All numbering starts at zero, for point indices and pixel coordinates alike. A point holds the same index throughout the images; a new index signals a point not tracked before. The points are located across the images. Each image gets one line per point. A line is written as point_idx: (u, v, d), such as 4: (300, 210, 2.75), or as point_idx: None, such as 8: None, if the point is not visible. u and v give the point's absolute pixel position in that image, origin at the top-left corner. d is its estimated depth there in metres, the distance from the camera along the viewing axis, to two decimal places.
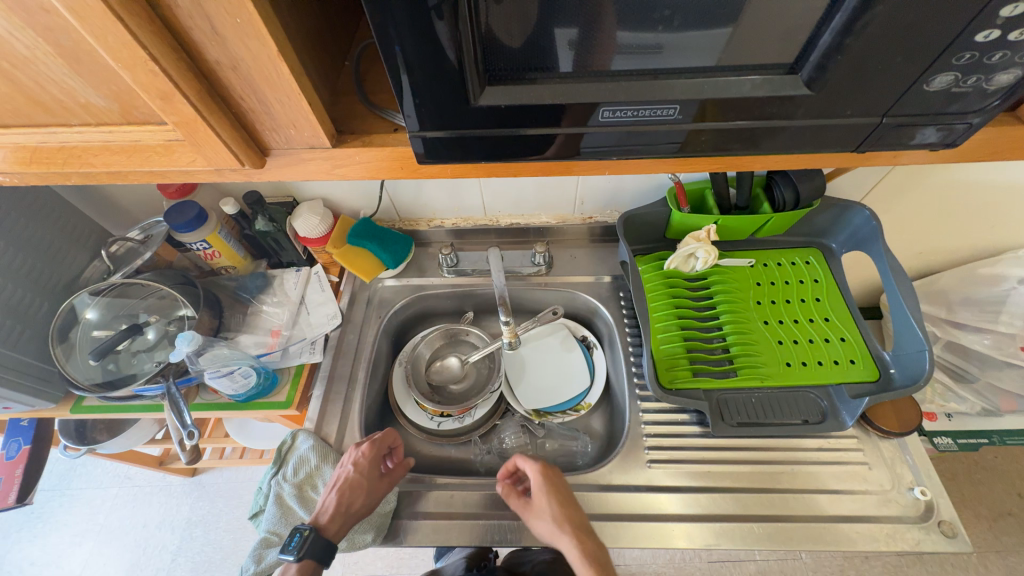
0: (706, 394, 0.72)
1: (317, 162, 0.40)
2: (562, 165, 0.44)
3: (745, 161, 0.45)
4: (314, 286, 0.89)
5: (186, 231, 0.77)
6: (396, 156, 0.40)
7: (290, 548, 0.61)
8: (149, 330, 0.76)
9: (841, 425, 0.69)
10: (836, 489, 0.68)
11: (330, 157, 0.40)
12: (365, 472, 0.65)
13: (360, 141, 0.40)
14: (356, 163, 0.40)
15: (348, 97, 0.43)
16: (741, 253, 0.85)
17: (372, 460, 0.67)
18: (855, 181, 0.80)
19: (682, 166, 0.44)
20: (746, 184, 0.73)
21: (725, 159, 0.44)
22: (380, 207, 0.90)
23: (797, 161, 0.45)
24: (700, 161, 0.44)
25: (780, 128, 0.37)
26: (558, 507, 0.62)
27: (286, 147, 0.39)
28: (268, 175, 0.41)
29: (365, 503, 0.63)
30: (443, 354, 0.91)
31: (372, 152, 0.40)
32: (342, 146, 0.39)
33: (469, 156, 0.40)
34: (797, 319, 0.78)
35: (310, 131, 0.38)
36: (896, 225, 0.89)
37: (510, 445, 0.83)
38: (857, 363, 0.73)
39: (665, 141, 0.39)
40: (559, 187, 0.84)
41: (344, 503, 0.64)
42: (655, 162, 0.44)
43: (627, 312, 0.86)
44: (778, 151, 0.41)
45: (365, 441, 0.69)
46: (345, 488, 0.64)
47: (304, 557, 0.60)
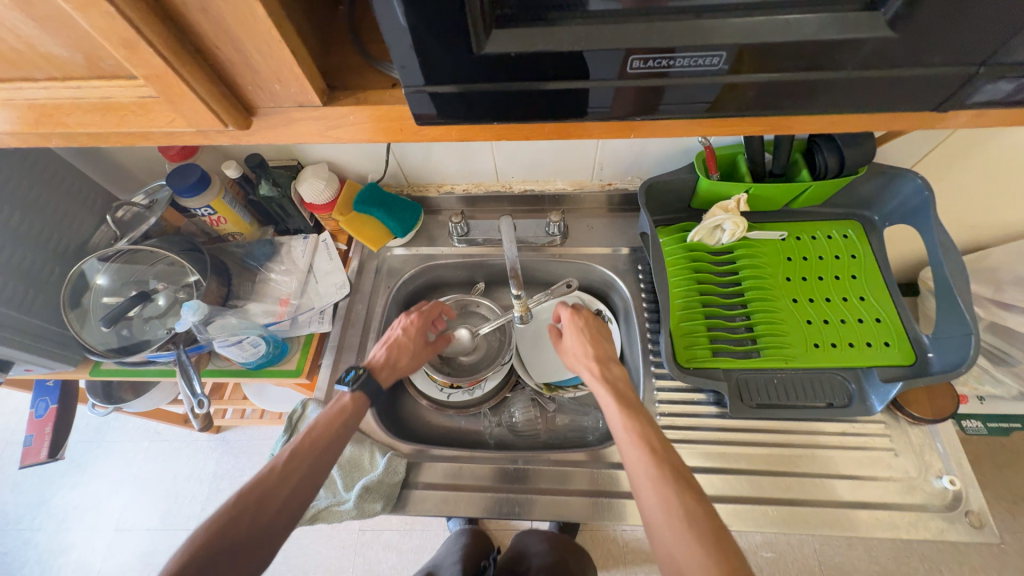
0: (726, 374, 0.68)
1: (309, 123, 0.36)
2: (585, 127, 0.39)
3: (795, 122, 0.39)
4: (322, 254, 0.87)
5: (189, 195, 0.74)
6: (397, 116, 0.36)
7: (347, 378, 0.69)
8: (159, 297, 0.76)
9: (868, 410, 0.66)
10: (857, 475, 0.65)
11: (324, 118, 0.36)
12: (412, 337, 0.76)
13: (354, 98, 0.35)
14: (352, 125, 0.36)
15: (343, 48, 0.39)
16: (774, 225, 0.78)
17: (419, 328, 0.77)
18: (910, 145, 0.72)
19: (722, 128, 0.39)
20: (784, 149, 0.66)
21: (771, 120, 0.39)
22: (389, 171, 0.85)
23: (858, 123, 0.38)
24: (741, 123, 0.39)
25: (843, 78, 0.32)
26: (589, 347, 0.70)
27: (275, 106, 0.36)
28: (258, 137, 0.37)
29: (408, 362, 0.74)
30: (453, 326, 0.89)
31: (366, 111, 0.35)
32: (333, 105, 0.35)
33: (478, 116, 0.35)
34: (830, 298, 0.72)
35: (299, 88, 0.34)
36: (949, 195, 0.81)
37: (519, 421, 0.81)
38: (891, 345, 0.68)
39: (705, 97, 0.34)
40: (578, 151, 0.78)
41: (391, 358, 0.73)
42: (687, 123, 0.39)
43: (645, 287, 0.82)
44: (837, 110, 0.35)
45: (414, 312, 0.78)
46: (395, 345, 0.74)
47: (357, 388, 0.67)
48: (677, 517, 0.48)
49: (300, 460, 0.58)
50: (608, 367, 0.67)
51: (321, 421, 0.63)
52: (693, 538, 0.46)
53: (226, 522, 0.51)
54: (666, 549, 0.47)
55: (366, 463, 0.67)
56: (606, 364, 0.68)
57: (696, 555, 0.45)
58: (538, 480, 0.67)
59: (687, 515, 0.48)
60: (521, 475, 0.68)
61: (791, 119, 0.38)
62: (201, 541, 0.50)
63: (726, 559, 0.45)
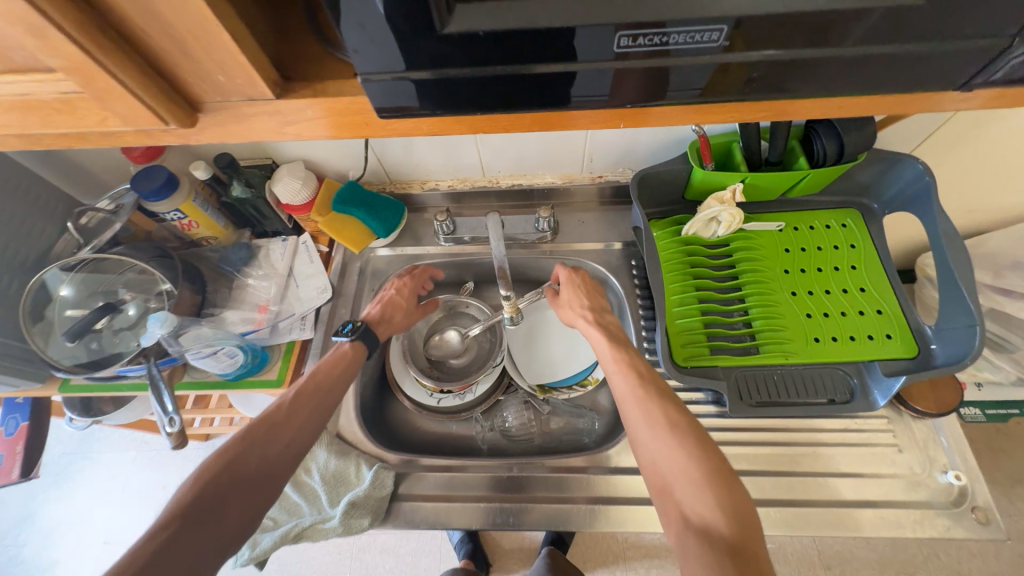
0: (725, 372, 0.66)
1: (261, 119, 0.33)
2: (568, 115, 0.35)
3: (795, 106, 0.36)
4: (302, 257, 0.83)
5: (155, 199, 0.70)
6: (360, 109, 0.32)
7: (343, 330, 0.70)
8: (129, 307, 0.72)
9: (871, 406, 0.64)
10: (861, 473, 0.63)
11: (278, 112, 0.32)
12: (405, 297, 0.78)
13: (311, 89, 0.32)
14: (310, 120, 0.33)
15: (299, 33, 0.35)
16: (771, 215, 0.76)
17: (411, 290, 0.79)
18: (909, 129, 0.69)
19: (716, 115, 0.36)
20: (781, 136, 0.64)
21: (770, 105, 0.36)
22: (369, 167, 0.81)
23: (862, 106, 0.36)
24: (738, 109, 0.35)
25: (848, 55, 0.29)
26: (590, 301, 0.72)
27: (222, 99, 0.32)
28: (205, 135, 0.34)
29: (402, 321, 0.77)
30: (442, 328, 0.86)
31: (325, 103, 0.32)
32: (287, 97, 0.31)
33: (449, 107, 0.32)
34: (830, 290, 0.70)
35: (247, 79, 0.30)
36: (949, 180, 0.79)
37: (513, 425, 0.78)
38: (893, 338, 0.66)
39: (698, 78, 0.31)
40: (566, 142, 0.74)
41: (386, 315, 0.76)
42: (682, 110, 0.35)
43: (639, 283, 0.79)
44: (840, 91, 0.32)
45: (406, 275, 0.80)
46: (388, 305, 0.77)
47: (358, 338, 0.69)
48: (668, 433, 0.54)
49: (308, 399, 0.61)
50: (605, 317, 0.71)
51: (321, 367, 0.65)
52: (686, 448, 0.52)
53: (238, 451, 0.53)
54: (661, 462, 0.53)
55: (352, 476, 0.64)
56: (603, 314, 0.71)
57: (689, 463, 0.51)
58: (533, 488, 0.65)
59: (680, 431, 0.53)
60: (516, 484, 0.65)
61: (791, 102, 0.35)
62: (214, 468, 0.51)
63: (715, 462, 0.51)
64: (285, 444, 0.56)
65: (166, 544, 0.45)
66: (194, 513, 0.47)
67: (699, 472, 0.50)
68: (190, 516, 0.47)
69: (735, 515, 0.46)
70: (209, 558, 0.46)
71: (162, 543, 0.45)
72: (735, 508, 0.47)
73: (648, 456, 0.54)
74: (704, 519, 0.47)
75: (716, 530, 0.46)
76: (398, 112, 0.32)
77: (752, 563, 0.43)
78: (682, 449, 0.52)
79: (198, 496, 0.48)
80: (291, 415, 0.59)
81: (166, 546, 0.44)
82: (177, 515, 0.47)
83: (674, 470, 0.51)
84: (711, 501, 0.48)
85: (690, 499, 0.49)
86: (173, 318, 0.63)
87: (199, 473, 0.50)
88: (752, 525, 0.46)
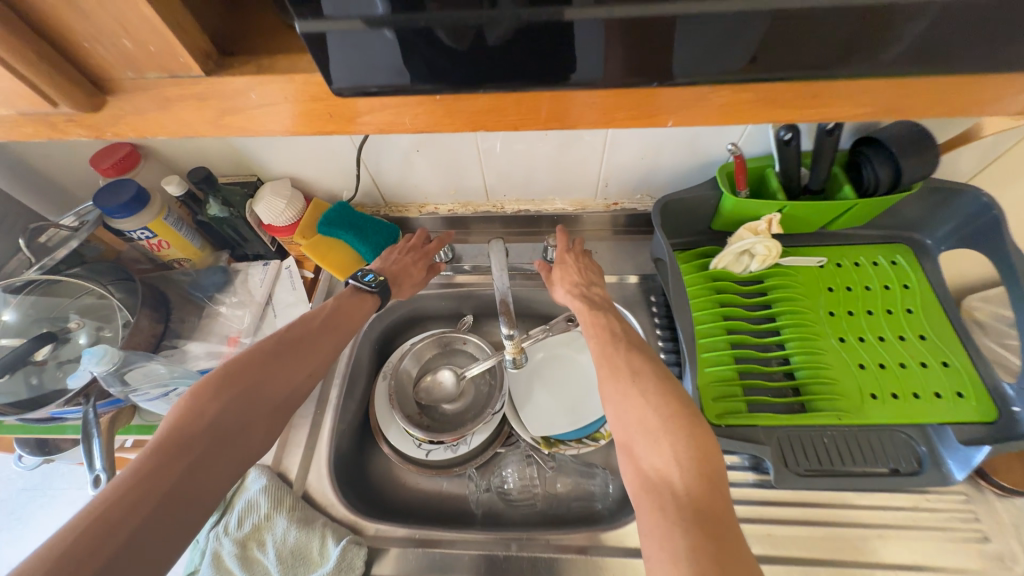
0: (767, 435, 0.55)
1: (187, 103, 0.28)
2: (583, 102, 0.29)
3: (871, 97, 0.28)
4: (284, 283, 0.76)
5: (121, 215, 0.62)
6: (321, 89, 0.28)
7: (365, 281, 0.65)
8: (78, 336, 0.63)
9: (946, 481, 0.53)
10: (940, 566, 0.51)
11: (210, 94, 0.28)
12: (416, 258, 0.70)
13: (251, 65, 0.28)
14: (251, 105, 0.28)
15: (249, 10, 0.31)
16: (809, 250, 0.67)
17: (420, 253, 0.71)
18: (963, 156, 0.61)
19: (740, 117, 0.29)
20: (824, 161, 0.55)
21: (832, 92, 0.28)
22: (361, 187, 0.74)
23: (951, 96, 0.28)
24: (781, 97, 0.29)
25: (894, 9, 0.24)
26: (581, 275, 0.67)
27: (137, 77, 0.28)
28: (120, 125, 0.29)
29: (414, 281, 0.70)
30: (434, 367, 0.76)
31: (264, 81, 0.27)
32: (218, 74, 0.27)
33: (433, 78, 0.27)
34: (884, 337, 0.60)
35: (165, 45, 0.25)
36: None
37: (513, 487, 0.66)
38: (965, 397, 0.56)
39: (741, 45, 0.26)
40: (578, 165, 0.67)
41: (397, 274, 0.68)
42: (712, 102, 0.29)
43: (659, 320, 0.71)
44: (905, 64, 0.26)
45: (412, 238, 0.72)
46: (400, 265, 0.69)
47: (375, 291, 0.64)
48: (630, 381, 0.50)
49: (313, 339, 0.59)
50: (591, 289, 0.66)
51: (333, 306, 0.63)
52: (651, 397, 0.48)
53: (247, 385, 0.51)
54: (623, 417, 0.49)
55: (314, 554, 0.52)
56: (588, 285, 0.66)
57: (652, 411, 0.47)
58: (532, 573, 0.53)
59: (645, 381, 0.50)
60: (513, 566, 0.54)
61: (847, 90, 0.28)
62: (222, 398, 0.49)
63: (681, 407, 0.46)
64: (286, 383, 0.55)
65: (179, 471, 0.42)
66: (202, 442, 0.45)
67: (661, 419, 0.45)
68: (201, 443, 0.45)
69: (696, 461, 0.42)
70: (218, 488, 0.44)
71: (173, 468, 0.42)
72: (695, 455, 0.42)
73: (613, 409, 0.50)
74: (662, 470, 0.42)
75: (674, 479, 0.41)
76: (364, 86, 0.27)
77: (709, 519, 0.37)
78: (646, 397, 0.48)
79: (208, 426, 0.46)
80: (297, 353, 0.57)
81: (180, 473, 0.42)
82: (180, 440, 0.44)
83: (635, 422, 0.47)
84: (672, 448, 0.43)
85: (649, 450, 0.44)
86: (114, 351, 0.52)
87: (205, 401, 0.47)
88: (717, 472, 0.41)
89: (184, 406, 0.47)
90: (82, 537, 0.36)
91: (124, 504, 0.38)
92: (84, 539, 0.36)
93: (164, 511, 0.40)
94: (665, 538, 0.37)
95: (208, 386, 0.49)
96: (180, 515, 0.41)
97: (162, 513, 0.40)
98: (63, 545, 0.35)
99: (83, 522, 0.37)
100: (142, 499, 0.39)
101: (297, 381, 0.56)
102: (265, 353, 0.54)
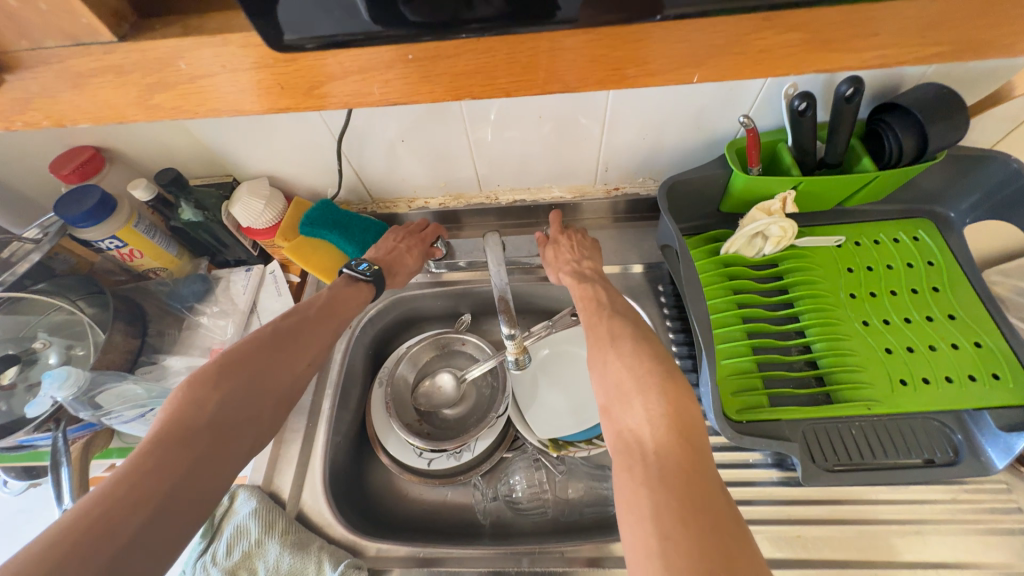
0: (792, 429, 0.52)
1: (103, 79, 0.25)
2: (569, 56, 0.25)
3: (900, 34, 0.24)
4: (268, 289, 0.71)
5: (85, 224, 0.57)
6: (263, 53, 0.24)
7: (359, 269, 0.61)
8: (48, 355, 0.58)
9: (986, 470, 0.49)
10: (985, 563, 0.48)
11: (131, 66, 0.25)
12: (412, 248, 0.67)
13: (179, 25, 0.25)
14: (183, 77, 0.25)
15: None
16: (827, 230, 0.63)
17: (416, 242, 0.68)
18: (992, 121, 0.56)
19: (747, 67, 0.25)
20: (843, 132, 0.51)
21: (849, 23, 0.24)
22: (345, 183, 0.69)
23: (998, 22, 0.24)
24: (794, 28, 0.24)
25: None
26: (572, 252, 0.66)
27: (40, 48, 0.24)
28: (33, 110, 0.25)
29: (409, 270, 0.66)
30: (433, 370, 0.72)
31: (192, 43, 0.24)
32: (138, 38, 0.25)
33: (390, 21, 0.23)
34: (911, 318, 0.56)
35: (61, 2, 0.22)
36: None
37: (522, 496, 0.63)
38: (1002, 379, 0.52)
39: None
40: (577, 150, 0.63)
41: (393, 263, 0.64)
42: (713, 50, 0.25)
43: (668, 310, 0.67)
44: None
45: (408, 229, 0.69)
46: (395, 253, 0.65)
47: (371, 280, 0.61)
48: (609, 346, 0.53)
49: (313, 325, 0.55)
50: (583, 263, 0.65)
51: (335, 293, 0.60)
52: (628, 360, 0.50)
53: (250, 375, 0.48)
54: (602, 383, 0.51)
55: None
56: (580, 260, 0.65)
57: (628, 373, 0.49)
58: None
59: (623, 346, 0.52)
60: None
61: (865, 29, 0.24)
62: (224, 389, 0.46)
63: (654, 366, 0.49)
64: (288, 372, 0.52)
65: (183, 466, 0.40)
66: (204, 436, 0.43)
67: (635, 380, 0.48)
68: (202, 439, 0.42)
69: (669, 415, 0.44)
70: (221, 484, 0.43)
71: (176, 462, 0.40)
72: (667, 412, 0.44)
73: (595, 375, 0.52)
74: (637, 430, 0.44)
75: (647, 435, 0.43)
76: (307, 36, 0.23)
77: (676, 471, 0.39)
78: (623, 360, 0.51)
79: (211, 417, 0.44)
80: (298, 341, 0.54)
81: (184, 468, 0.40)
82: (182, 432, 0.42)
83: (613, 386, 0.49)
84: (645, 407, 0.45)
85: (625, 411, 0.47)
86: (75, 372, 0.51)
87: (207, 393, 0.45)
88: (689, 423, 0.43)
89: (183, 398, 0.44)
90: (83, 536, 0.34)
91: (126, 501, 0.36)
92: (85, 539, 0.34)
93: (168, 512, 0.38)
94: (633, 492, 0.39)
95: (208, 375, 0.46)
96: (185, 512, 0.39)
97: (166, 510, 0.38)
98: (62, 551, 0.33)
99: (82, 522, 0.34)
100: (146, 497, 0.37)
101: (298, 371, 0.53)
102: (266, 340, 0.51)
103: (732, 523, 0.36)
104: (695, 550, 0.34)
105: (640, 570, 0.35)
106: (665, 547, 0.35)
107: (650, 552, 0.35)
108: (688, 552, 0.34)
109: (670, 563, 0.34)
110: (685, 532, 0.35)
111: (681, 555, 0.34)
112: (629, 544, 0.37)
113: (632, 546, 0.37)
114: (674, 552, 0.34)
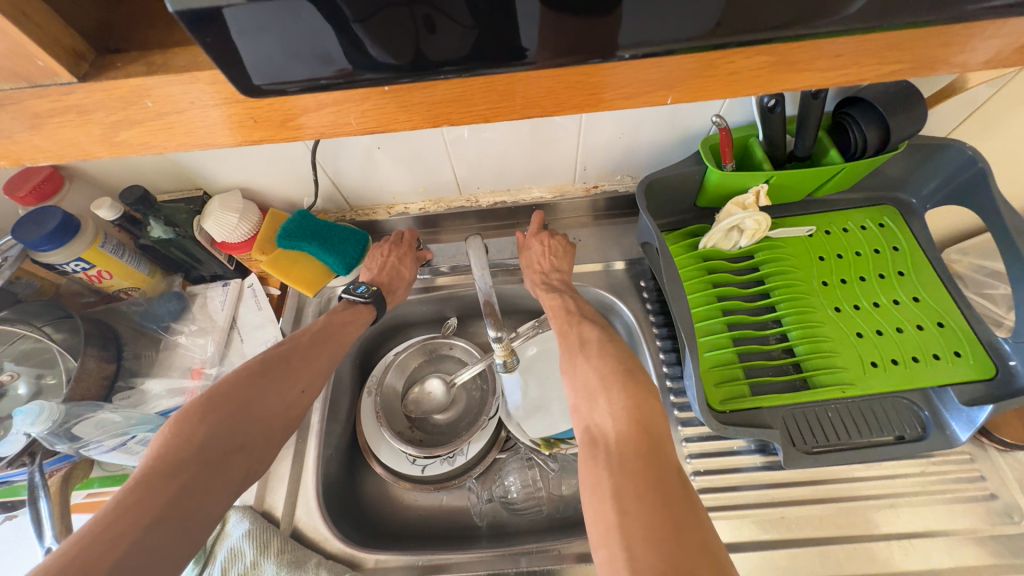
0: (773, 416, 0.54)
1: (65, 119, 0.24)
2: (534, 83, 0.25)
3: (859, 56, 0.26)
4: (247, 304, 0.70)
5: (47, 248, 0.54)
6: (232, 90, 0.24)
7: (359, 292, 0.62)
8: (18, 386, 0.56)
9: (951, 443, 0.52)
10: (953, 530, 0.51)
11: (94, 105, 0.24)
12: (401, 258, 0.67)
13: (144, 61, 0.24)
14: (153, 114, 0.25)
15: (143, 10, 0.27)
16: (799, 219, 0.65)
17: (404, 252, 0.68)
18: (947, 111, 0.59)
19: (717, 87, 0.27)
20: (810, 127, 0.53)
21: (808, 49, 0.25)
22: (323, 193, 0.68)
23: (950, 42, 0.25)
24: (758, 53, 0.25)
25: None
26: (546, 262, 0.66)
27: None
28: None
29: (406, 279, 0.67)
30: (421, 376, 0.72)
31: (161, 82, 0.24)
32: (103, 77, 0.24)
33: (366, 66, 0.23)
34: (879, 302, 0.59)
35: (16, 45, 0.21)
36: (1010, 173, 0.67)
37: (517, 496, 0.63)
38: (964, 357, 0.55)
39: (701, 12, 0.22)
40: (553, 151, 0.63)
41: (388, 279, 0.66)
42: (682, 72, 0.26)
43: (651, 306, 0.68)
44: (886, 18, 0.24)
45: (392, 240, 0.69)
46: (388, 269, 0.66)
47: (371, 300, 0.62)
48: (579, 352, 0.55)
49: (305, 352, 0.55)
50: (552, 274, 0.66)
51: (327, 322, 0.59)
52: (594, 360, 0.53)
53: (237, 405, 0.47)
54: (571, 385, 0.53)
55: None
56: (550, 272, 0.66)
57: (594, 373, 0.52)
58: None
59: (591, 351, 0.54)
60: None
61: (824, 53, 0.25)
62: (209, 420, 0.45)
63: (617, 365, 0.51)
64: (280, 400, 0.51)
65: (163, 500, 0.39)
66: (190, 467, 0.42)
67: (601, 378, 0.50)
68: (189, 471, 0.42)
69: (630, 408, 0.46)
70: (209, 513, 0.42)
71: (161, 493, 0.39)
72: (627, 407, 0.46)
73: (566, 377, 0.55)
74: (601, 424, 0.47)
75: (611, 428, 0.45)
76: (287, 81, 0.23)
77: (634, 458, 0.42)
78: (591, 363, 0.53)
79: (198, 448, 0.43)
80: (288, 368, 0.52)
81: (164, 503, 0.39)
82: (167, 465, 0.41)
83: (581, 386, 0.52)
84: (609, 403, 0.48)
85: (591, 409, 0.49)
86: (49, 407, 0.49)
87: (192, 425, 0.44)
88: (648, 413, 0.46)
89: (168, 433, 0.43)
90: None
91: (107, 535, 0.36)
92: None
93: (149, 545, 0.37)
94: (595, 481, 0.41)
95: (194, 408, 0.45)
96: (164, 548, 0.38)
97: (144, 545, 0.37)
98: None
99: (64, 558, 0.34)
100: (122, 534, 0.36)
101: (291, 399, 0.51)
102: (255, 368, 0.51)
103: (685, 501, 0.38)
104: (649, 522, 0.37)
105: (601, 545, 0.37)
106: (623, 521, 0.37)
107: (609, 526, 0.38)
108: (643, 524, 0.37)
109: (627, 535, 0.36)
110: (641, 507, 0.38)
111: (637, 527, 0.36)
112: (590, 523, 0.40)
113: (593, 523, 0.39)
114: (632, 526, 0.37)
